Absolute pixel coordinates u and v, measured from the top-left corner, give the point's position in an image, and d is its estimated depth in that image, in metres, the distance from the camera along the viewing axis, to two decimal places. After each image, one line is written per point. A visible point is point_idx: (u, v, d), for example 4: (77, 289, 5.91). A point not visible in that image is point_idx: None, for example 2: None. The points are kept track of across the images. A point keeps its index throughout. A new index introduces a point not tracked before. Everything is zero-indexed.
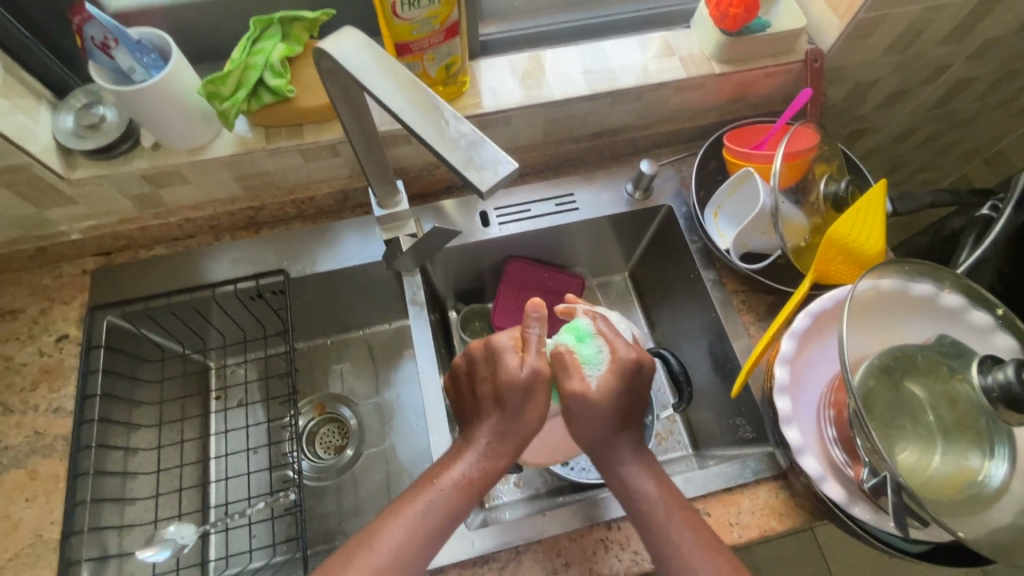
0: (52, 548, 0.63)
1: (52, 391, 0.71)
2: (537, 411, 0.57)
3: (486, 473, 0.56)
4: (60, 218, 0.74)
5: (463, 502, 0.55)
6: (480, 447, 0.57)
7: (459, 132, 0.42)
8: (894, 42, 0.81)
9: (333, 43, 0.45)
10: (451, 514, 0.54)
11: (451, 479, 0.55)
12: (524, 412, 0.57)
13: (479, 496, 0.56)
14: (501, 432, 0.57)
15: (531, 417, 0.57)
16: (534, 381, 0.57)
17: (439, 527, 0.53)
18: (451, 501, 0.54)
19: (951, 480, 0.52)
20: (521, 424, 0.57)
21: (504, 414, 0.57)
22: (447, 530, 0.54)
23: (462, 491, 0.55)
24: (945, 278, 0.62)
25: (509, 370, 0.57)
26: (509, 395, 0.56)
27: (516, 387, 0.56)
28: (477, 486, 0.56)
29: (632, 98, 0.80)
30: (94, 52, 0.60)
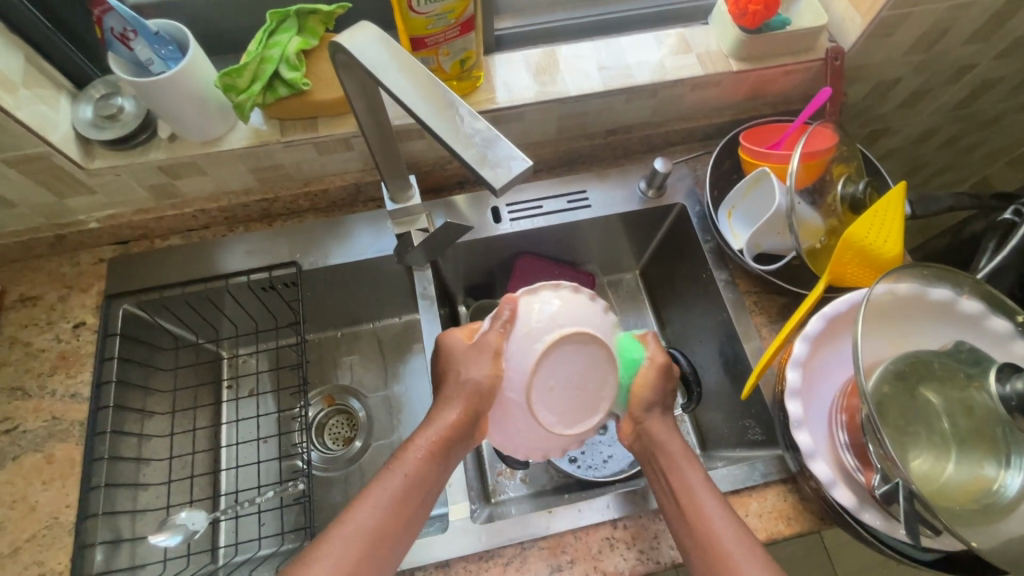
0: (67, 530, 0.64)
1: (68, 376, 0.72)
2: (489, 377, 0.58)
3: (448, 437, 0.57)
4: (79, 207, 0.75)
5: (429, 471, 0.55)
6: (440, 418, 0.57)
7: (473, 129, 0.42)
8: (917, 41, 0.80)
9: (349, 37, 0.45)
10: (417, 484, 0.54)
11: (415, 448, 0.56)
12: (468, 375, 0.58)
13: (446, 458, 0.56)
14: (456, 398, 0.58)
15: (480, 377, 0.58)
16: (477, 346, 0.59)
17: (407, 493, 0.54)
18: (418, 472, 0.55)
19: (964, 489, 0.51)
20: (468, 387, 0.58)
21: (455, 380, 0.59)
22: (414, 497, 0.54)
23: (426, 459, 0.55)
24: (963, 284, 0.61)
25: (455, 347, 0.61)
26: (455, 364, 0.60)
27: (455, 359, 0.60)
28: (442, 450, 0.56)
29: (647, 95, 0.79)
30: (113, 44, 0.61)
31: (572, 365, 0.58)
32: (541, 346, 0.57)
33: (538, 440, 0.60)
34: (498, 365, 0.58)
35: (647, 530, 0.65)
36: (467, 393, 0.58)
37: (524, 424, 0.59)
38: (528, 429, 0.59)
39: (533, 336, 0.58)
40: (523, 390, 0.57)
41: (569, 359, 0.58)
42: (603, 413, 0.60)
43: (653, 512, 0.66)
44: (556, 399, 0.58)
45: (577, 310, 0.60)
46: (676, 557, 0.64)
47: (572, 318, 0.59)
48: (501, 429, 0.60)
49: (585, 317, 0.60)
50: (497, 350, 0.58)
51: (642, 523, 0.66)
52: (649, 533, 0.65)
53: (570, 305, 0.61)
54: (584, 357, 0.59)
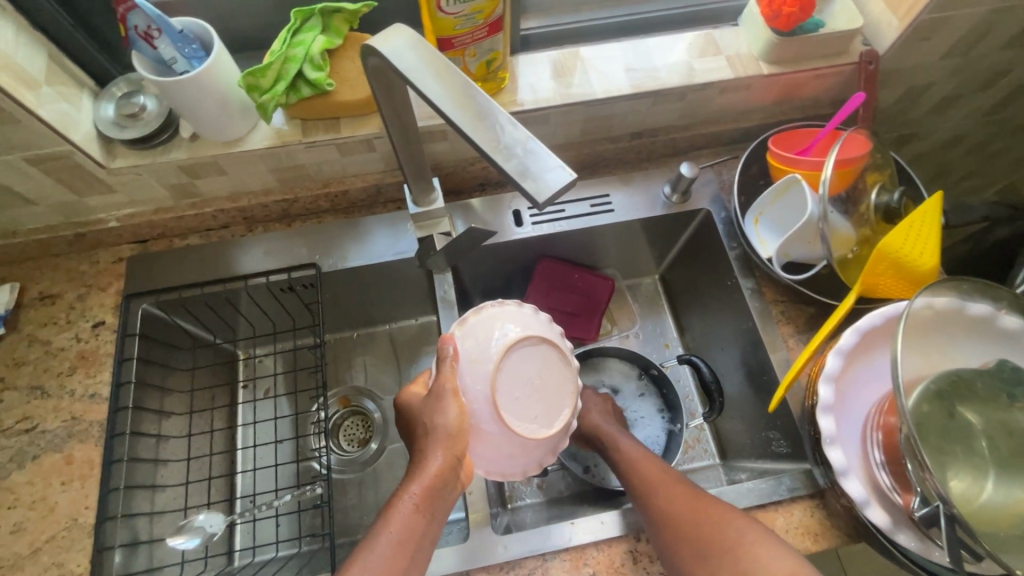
0: (86, 532, 0.64)
1: (87, 376, 0.72)
2: (456, 420, 0.56)
3: (435, 487, 0.53)
4: (99, 206, 0.74)
5: (421, 524, 0.51)
6: (424, 468, 0.53)
7: (512, 139, 0.40)
8: (955, 46, 0.77)
9: (381, 40, 0.44)
10: (409, 538, 0.50)
11: (403, 504, 0.52)
12: (437, 422, 0.55)
13: (435, 510, 0.52)
14: (433, 446, 0.55)
15: (447, 421, 0.55)
16: (433, 395, 0.57)
17: (399, 551, 0.49)
18: (406, 529, 0.50)
19: (1007, 514, 0.49)
20: (444, 434, 0.55)
21: (426, 432, 0.56)
22: (409, 554, 0.50)
23: (416, 513, 0.51)
24: (1002, 298, 0.59)
25: (415, 401, 0.59)
26: (420, 416, 0.57)
27: (425, 413, 0.57)
28: (431, 501, 0.52)
29: (675, 98, 0.78)
30: (137, 42, 0.60)
31: (528, 368, 0.59)
32: (493, 361, 0.58)
33: (523, 455, 0.60)
34: (460, 402, 0.56)
35: None
36: (445, 440, 0.55)
37: (503, 444, 0.58)
38: (511, 446, 0.58)
39: (479, 361, 0.58)
40: (490, 411, 0.57)
41: (522, 364, 0.59)
42: (570, 405, 0.60)
43: None
44: (523, 406, 0.58)
45: (513, 319, 0.61)
46: None
47: (512, 328, 0.60)
48: (488, 456, 0.59)
49: (522, 324, 0.61)
50: (455, 386, 0.57)
51: None
52: None
53: (512, 316, 0.62)
54: (536, 356, 0.60)
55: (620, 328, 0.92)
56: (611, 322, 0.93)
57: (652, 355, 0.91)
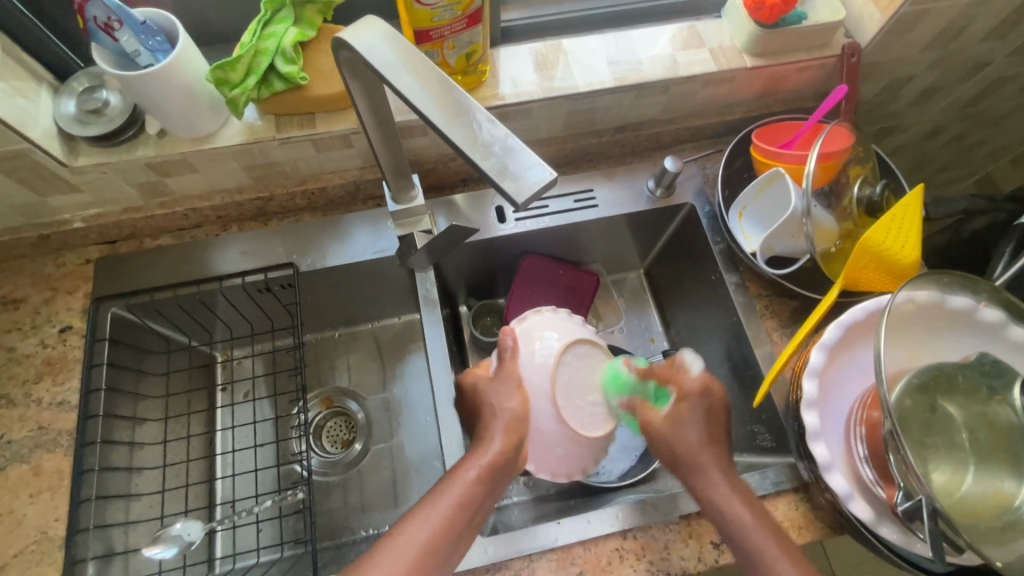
0: (56, 545, 0.62)
1: (55, 384, 0.69)
2: (521, 407, 0.61)
3: (498, 465, 0.57)
4: (63, 206, 0.71)
5: (475, 497, 0.54)
6: (487, 448, 0.58)
7: (491, 137, 0.39)
8: (935, 39, 0.77)
9: (353, 32, 0.42)
10: (465, 505, 0.53)
11: (464, 477, 0.55)
12: (505, 405, 0.61)
13: (494, 489, 0.56)
14: (500, 427, 0.60)
15: (513, 407, 0.61)
16: (506, 380, 0.62)
17: (457, 518, 0.52)
18: (466, 495, 0.54)
19: (986, 504, 0.50)
20: (512, 418, 0.60)
21: (491, 414, 0.61)
22: (465, 521, 0.53)
23: (475, 484, 0.55)
24: (982, 291, 0.59)
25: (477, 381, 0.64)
26: (484, 397, 0.62)
27: (492, 398, 0.62)
28: (491, 479, 0.56)
29: (658, 91, 0.77)
30: (97, 34, 0.57)
31: (580, 369, 0.64)
32: (548, 358, 0.63)
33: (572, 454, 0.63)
34: (523, 392, 0.62)
35: (656, 541, 0.64)
36: (512, 425, 0.60)
37: (558, 442, 0.62)
38: (562, 446, 0.62)
39: (534, 360, 0.63)
40: (548, 405, 0.62)
41: (574, 365, 0.64)
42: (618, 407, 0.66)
43: (663, 523, 0.65)
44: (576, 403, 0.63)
45: (561, 324, 0.67)
46: (687, 568, 0.63)
47: (561, 331, 0.66)
48: (540, 453, 0.62)
49: (568, 328, 0.67)
50: (516, 376, 0.63)
51: (651, 534, 0.65)
52: (658, 544, 0.64)
53: (556, 322, 0.67)
54: (584, 355, 0.65)
55: (605, 324, 0.92)
56: (597, 317, 0.92)
57: (637, 350, 0.91)
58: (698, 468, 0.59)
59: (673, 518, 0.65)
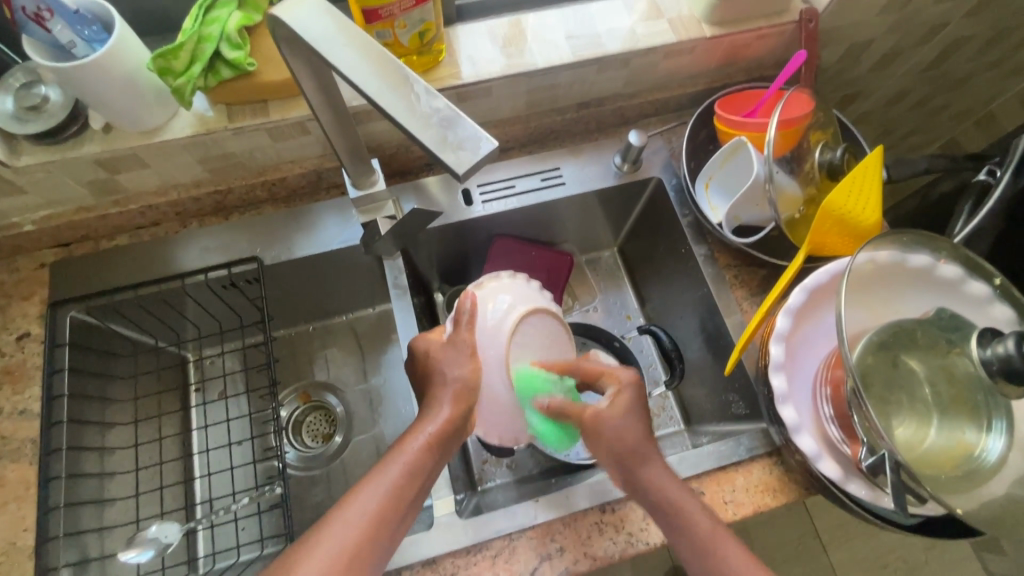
0: (26, 555, 0.61)
1: (15, 392, 0.67)
2: (472, 373, 0.58)
3: (448, 431, 0.55)
4: (10, 209, 0.68)
5: (427, 463, 0.53)
6: (436, 414, 0.55)
7: (431, 108, 0.38)
8: (891, 1, 0.77)
9: (286, 9, 0.41)
10: (417, 474, 0.52)
11: (414, 443, 0.53)
12: (453, 374, 0.58)
13: (444, 455, 0.55)
14: (450, 396, 0.57)
15: (463, 374, 0.58)
16: (461, 349, 0.59)
17: (405, 486, 0.51)
18: (417, 463, 0.52)
19: (947, 455, 0.51)
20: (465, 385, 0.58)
21: (443, 382, 0.58)
22: (414, 489, 0.52)
23: (426, 450, 0.53)
24: (942, 248, 0.60)
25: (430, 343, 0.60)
26: (438, 360, 0.59)
27: (448, 361, 0.58)
28: (441, 445, 0.54)
29: (619, 65, 0.76)
30: (27, 25, 0.54)
31: (537, 343, 0.63)
32: (507, 328, 0.61)
33: (519, 420, 0.61)
34: (476, 360, 0.59)
35: (635, 513, 0.65)
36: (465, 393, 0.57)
37: (507, 408, 0.60)
38: (513, 412, 0.60)
39: (490, 331, 0.61)
40: (508, 370, 0.60)
41: (532, 341, 0.62)
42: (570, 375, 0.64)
43: None
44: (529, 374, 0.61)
45: (521, 294, 0.65)
46: (665, 536, 0.64)
47: (518, 299, 0.64)
48: (490, 419, 0.61)
49: (528, 297, 0.65)
50: (471, 344, 0.60)
51: (630, 506, 0.65)
52: (637, 515, 0.65)
53: (510, 290, 0.65)
54: (541, 322, 0.63)
55: (581, 303, 0.91)
56: (572, 296, 0.92)
57: (614, 329, 0.91)
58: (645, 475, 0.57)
59: None
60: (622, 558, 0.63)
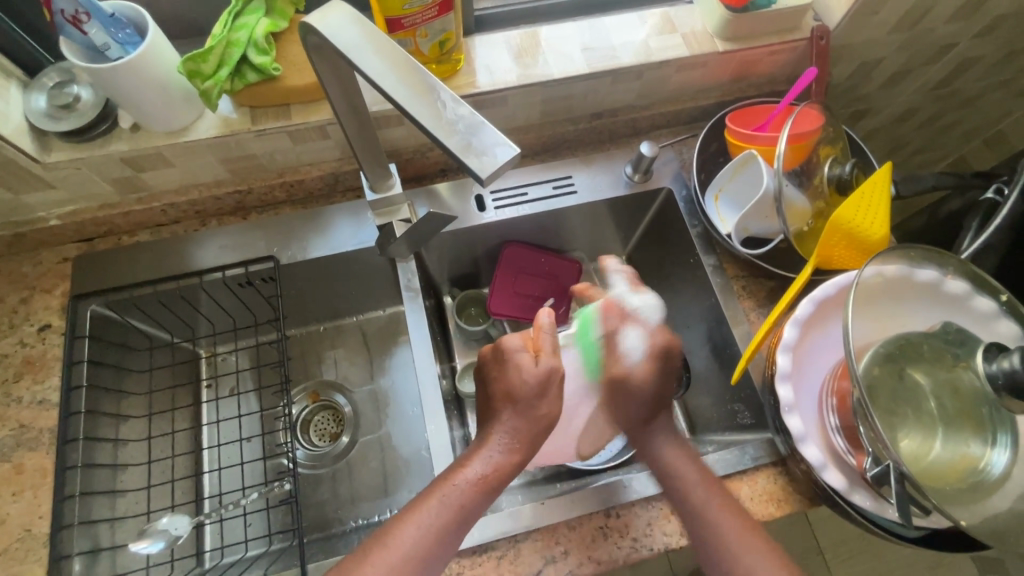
0: (41, 542, 0.62)
1: (35, 382, 0.68)
2: (553, 407, 0.60)
3: (499, 469, 0.57)
4: (38, 203, 0.70)
5: (476, 502, 0.55)
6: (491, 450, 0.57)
7: (455, 115, 0.40)
8: (901, 21, 0.79)
9: (319, 18, 0.43)
10: (464, 511, 0.54)
11: (465, 477, 0.56)
12: (541, 410, 0.60)
13: (493, 492, 0.57)
14: (515, 429, 0.59)
15: (545, 415, 0.60)
16: (550, 377, 0.60)
17: (453, 523, 0.54)
18: (463, 501, 0.55)
19: (952, 468, 0.51)
20: (537, 416, 0.59)
21: (511, 415, 0.59)
22: (459, 527, 0.54)
23: (475, 488, 0.56)
24: (948, 263, 0.61)
25: (523, 369, 0.60)
26: (525, 393, 0.59)
27: (530, 386, 0.59)
28: (491, 482, 0.57)
29: (633, 77, 0.77)
30: (64, 27, 0.56)
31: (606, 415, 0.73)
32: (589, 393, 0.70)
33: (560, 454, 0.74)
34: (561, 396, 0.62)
35: (639, 518, 0.65)
36: (534, 425, 0.59)
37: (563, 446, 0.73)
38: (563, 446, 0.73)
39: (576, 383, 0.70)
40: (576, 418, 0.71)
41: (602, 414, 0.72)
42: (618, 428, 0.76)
43: (645, 500, 0.66)
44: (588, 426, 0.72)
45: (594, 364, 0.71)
46: (669, 543, 0.64)
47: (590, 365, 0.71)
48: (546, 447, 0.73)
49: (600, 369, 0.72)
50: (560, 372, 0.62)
51: (634, 511, 0.66)
52: (641, 521, 0.65)
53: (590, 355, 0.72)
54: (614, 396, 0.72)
55: None
56: None
57: None
58: (649, 435, 0.64)
59: (655, 496, 0.66)
60: (626, 563, 0.64)
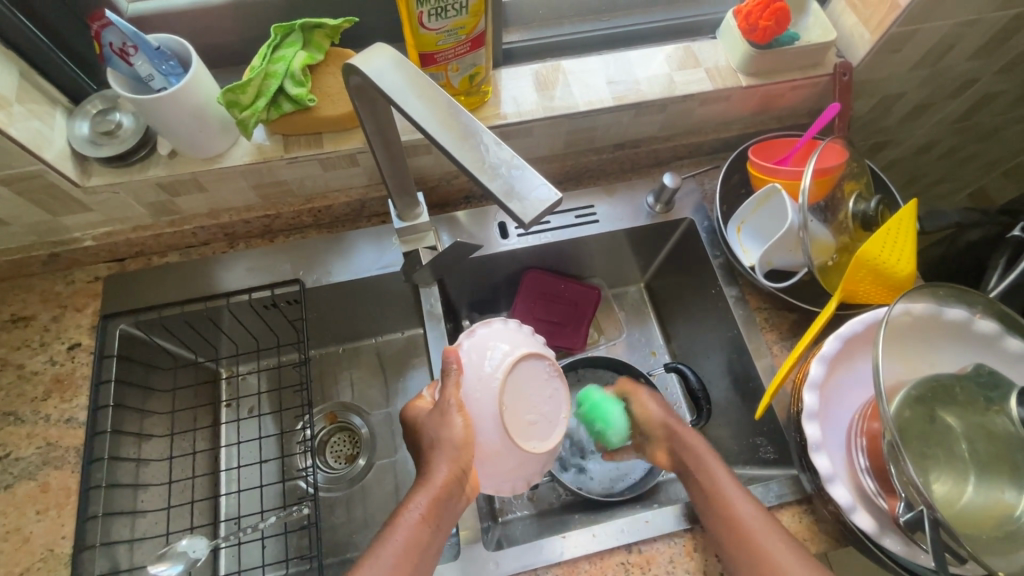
0: (63, 563, 0.62)
1: (63, 401, 0.69)
2: (464, 431, 0.57)
3: (443, 499, 0.54)
4: (74, 225, 0.72)
5: (426, 534, 0.52)
6: (432, 477, 0.55)
7: (497, 159, 0.41)
8: (923, 59, 0.80)
9: (363, 59, 0.45)
10: (417, 547, 0.51)
11: (413, 511, 0.53)
12: (442, 435, 0.57)
13: (442, 521, 0.54)
14: (441, 454, 0.56)
15: (454, 433, 0.57)
16: (444, 406, 0.58)
17: (410, 563, 0.50)
18: (412, 537, 0.52)
19: (990, 515, 0.50)
20: (451, 444, 0.57)
21: (431, 445, 0.57)
22: (418, 563, 0.51)
23: (425, 519, 0.53)
24: (977, 303, 0.61)
25: (423, 416, 0.60)
26: (427, 429, 0.58)
27: (429, 422, 0.58)
28: (439, 512, 0.54)
29: (657, 110, 0.78)
30: (112, 60, 0.59)
31: (532, 385, 0.60)
32: (499, 374, 0.58)
33: (516, 470, 0.60)
34: (462, 417, 0.57)
35: (661, 554, 0.64)
36: (453, 451, 0.56)
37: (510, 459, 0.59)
38: (510, 457, 0.58)
39: (484, 379, 0.59)
40: (491, 420, 0.57)
41: (531, 381, 0.60)
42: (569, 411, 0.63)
43: (666, 536, 0.65)
44: (526, 424, 0.59)
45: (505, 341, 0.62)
46: None
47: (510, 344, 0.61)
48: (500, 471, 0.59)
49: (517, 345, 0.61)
50: (458, 398, 0.58)
51: (656, 547, 0.65)
52: (663, 557, 0.64)
53: (500, 333, 0.63)
54: (530, 381, 0.60)
55: (608, 338, 0.92)
56: (598, 330, 0.93)
57: (639, 365, 0.91)
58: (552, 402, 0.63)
59: (677, 532, 0.65)
60: None
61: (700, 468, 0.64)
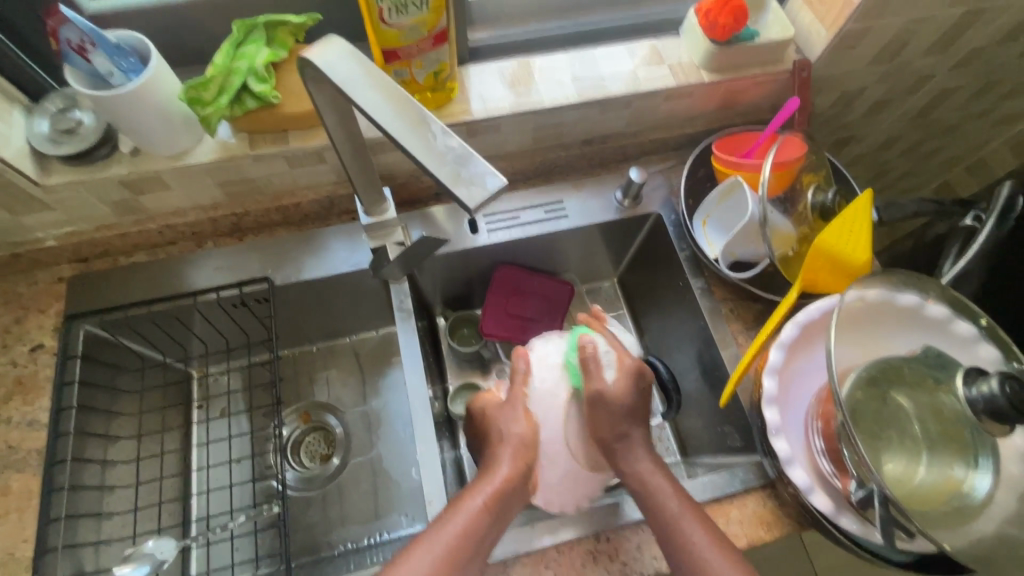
0: (24, 566, 0.61)
1: (25, 403, 0.68)
2: (531, 433, 0.60)
3: (501, 495, 0.55)
4: (36, 225, 0.71)
5: (484, 526, 0.53)
6: (496, 471, 0.57)
7: (445, 146, 0.41)
8: (879, 55, 0.82)
9: (318, 52, 0.45)
10: (470, 537, 0.52)
11: (472, 503, 0.54)
12: (512, 430, 0.60)
13: (500, 519, 0.54)
14: (508, 451, 0.58)
15: (521, 431, 0.60)
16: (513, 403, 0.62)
17: (462, 550, 0.51)
18: (471, 523, 0.52)
19: (938, 491, 0.52)
20: (518, 441, 0.59)
21: (500, 438, 0.60)
22: (470, 554, 0.51)
23: (486, 512, 0.53)
24: (929, 289, 0.62)
25: (492, 412, 0.62)
26: (496, 420, 0.61)
27: (497, 419, 0.61)
28: (496, 508, 0.54)
29: (622, 106, 0.80)
30: (70, 56, 0.58)
31: None
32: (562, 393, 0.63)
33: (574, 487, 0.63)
34: (529, 417, 0.61)
35: (629, 542, 0.65)
36: (521, 449, 0.59)
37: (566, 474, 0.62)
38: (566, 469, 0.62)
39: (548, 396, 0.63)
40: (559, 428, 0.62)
41: None
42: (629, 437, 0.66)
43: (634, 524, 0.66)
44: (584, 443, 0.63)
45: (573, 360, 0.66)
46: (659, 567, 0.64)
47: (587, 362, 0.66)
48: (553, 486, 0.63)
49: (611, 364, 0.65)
50: (526, 403, 0.62)
51: (624, 535, 0.65)
52: (631, 544, 0.65)
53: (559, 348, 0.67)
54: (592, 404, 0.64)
55: None
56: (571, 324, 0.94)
57: None
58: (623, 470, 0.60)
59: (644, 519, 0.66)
60: None
61: (653, 483, 0.58)
